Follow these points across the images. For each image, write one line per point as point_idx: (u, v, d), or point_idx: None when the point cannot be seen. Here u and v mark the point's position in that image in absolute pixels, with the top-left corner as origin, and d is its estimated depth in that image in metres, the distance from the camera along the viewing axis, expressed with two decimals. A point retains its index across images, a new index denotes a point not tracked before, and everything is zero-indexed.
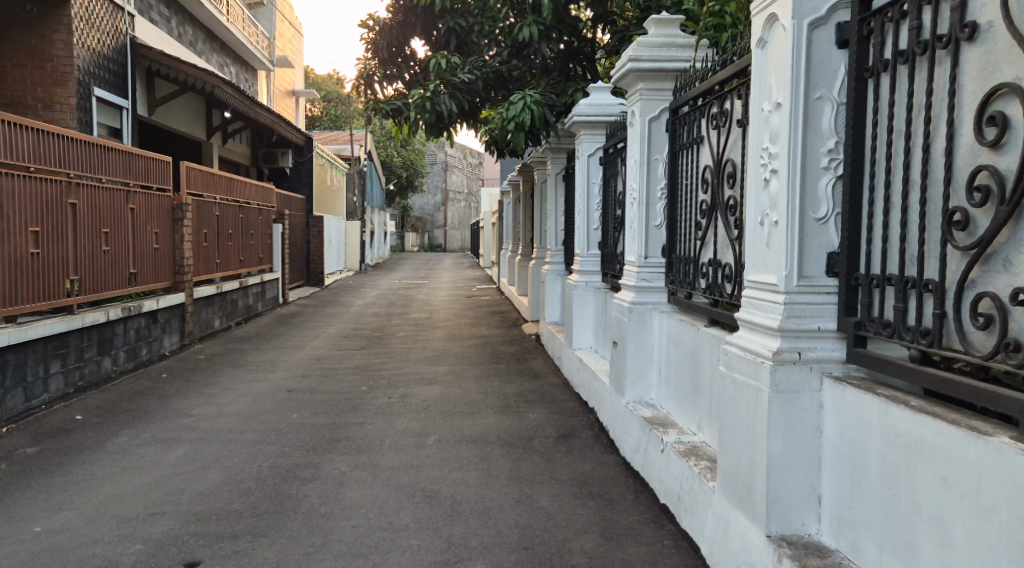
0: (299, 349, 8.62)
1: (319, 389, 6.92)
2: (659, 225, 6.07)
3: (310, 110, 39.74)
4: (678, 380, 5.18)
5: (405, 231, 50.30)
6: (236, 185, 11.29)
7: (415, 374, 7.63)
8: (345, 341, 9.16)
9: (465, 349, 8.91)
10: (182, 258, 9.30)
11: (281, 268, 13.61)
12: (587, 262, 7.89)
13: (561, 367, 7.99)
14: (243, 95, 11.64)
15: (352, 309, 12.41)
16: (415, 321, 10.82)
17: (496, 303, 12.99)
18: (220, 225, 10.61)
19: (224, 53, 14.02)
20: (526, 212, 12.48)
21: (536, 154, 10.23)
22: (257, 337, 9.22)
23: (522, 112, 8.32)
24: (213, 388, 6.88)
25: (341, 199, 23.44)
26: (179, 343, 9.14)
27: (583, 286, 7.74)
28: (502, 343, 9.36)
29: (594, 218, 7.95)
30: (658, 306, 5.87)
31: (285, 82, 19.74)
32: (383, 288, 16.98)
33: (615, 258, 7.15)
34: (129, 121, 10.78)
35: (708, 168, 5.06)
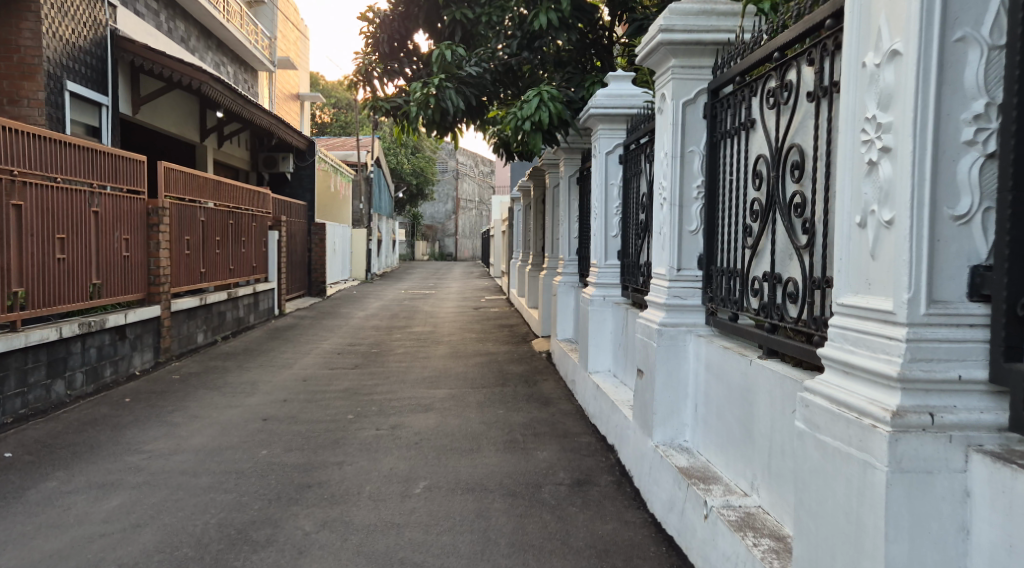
0: (286, 367, 7.92)
1: (300, 418, 6.20)
2: (694, 231, 5.32)
3: (320, 117, 39.25)
4: (719, 422, 4.49)
5: (415, 240, 49.79)
6: (225, 189, 10.69)
7: (410, 400, 6.90)
8: (338, 359, 8.45)
9: (467, 369, 8.17)
10: (157, 268, 8.68)
11: (278, 278, 12.98)
12: (605, 274, 7.16)
13: (575, 392, 7.25)
14: (237, 95, 11.01)
15: (352, 322, 11.72)
16: (417, 335, 10.10)
17: (505, 316, 12.26)
18: (205, 232, 10.00)
19: (220, 51, 13.38)
20: (536, 219, 11.73)
21: (549, 156, 9.54)
22: (243, 353, 8.53)
23: (540, 112, 7.61)
24: (178, 417, 6.17)
25: (347, 207, 22.84)
26: (153, 361, 8.49)
27: (601, 301, 7.02)
28: (510, 362, 8.62)
29: (613, 223, 7.21)
30: (693, 328, 5.16)
31: (288, 86, 19.17)
32: (387, 298, 16.30)
33: (637, 268, 6.45)
34: (110, 118, 10.16)
35: (762, 159, 4.46)
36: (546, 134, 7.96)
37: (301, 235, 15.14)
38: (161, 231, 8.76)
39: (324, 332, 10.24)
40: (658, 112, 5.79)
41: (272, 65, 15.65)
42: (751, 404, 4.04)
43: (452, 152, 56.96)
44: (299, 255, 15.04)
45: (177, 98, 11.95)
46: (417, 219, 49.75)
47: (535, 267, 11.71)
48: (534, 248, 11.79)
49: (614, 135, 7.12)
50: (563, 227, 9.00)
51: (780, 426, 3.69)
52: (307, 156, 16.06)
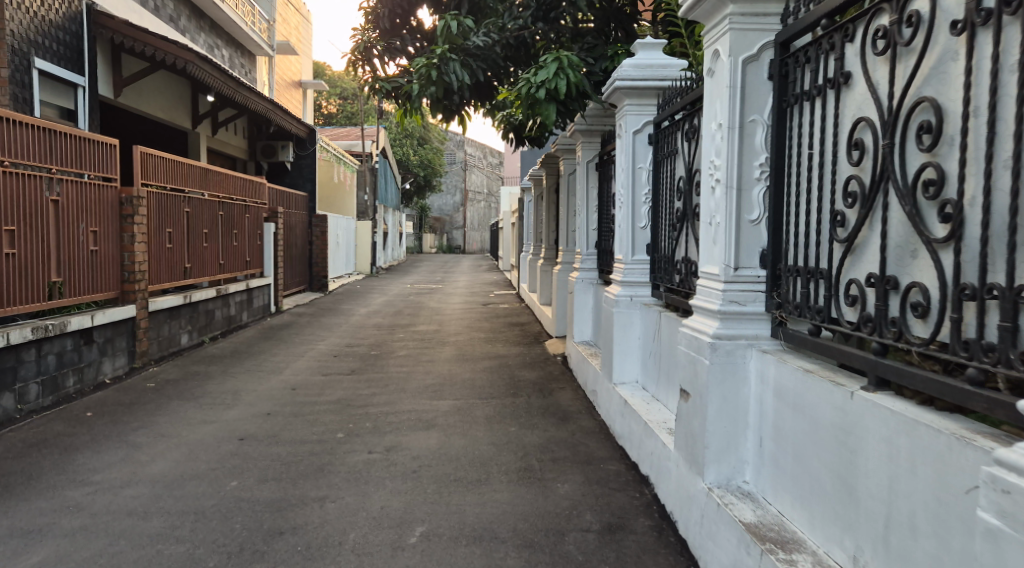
0: (276, 374, 7.25)
1: (281, 438, 5.53)
2: (754, 220, 4.61)
3: (327, 108, 38.58)
4: (798, 465, 3.81)
5: (422, 232, 49.16)
6: (212, 176, 10.07)
7: (408, 414, 6.21)
8: (334, 363, 7.77)
9: (475, 375, 7.48)
10: (132, 263, 8.06)
11: (275, 273, 12.38)
12: (632, 272, 6.46)
13: (597, 404, 6.59)
14: (228, 77, 10.37)
15: (352, 319, 11.06)
16: (421, 335, 9.41)
17: (515, 313, 11.58)
18: (189, 223, 9.42)
19: (215, 32, 12.60)
20: (550, 209, 11.00)
21: (565, 140, 8.81)
22: (230, 356, 7.87)
23: (558, 79, 6.87)
24: (140, 436, 5.52)
25: (351, 198, 22.16)
26: (127, 367, 7.88)
27: (629, 302, 6.33)
28: (521, 367, 7.92)
29: (642, 211, 6.55)
30: (755, 342, 4.44)
31: (288, 72, 18.45)
32: (392, 293, 15.66)
33: (670, 264, 5.79)
34: (87, 101, 9.37)
35: (863, 123, 3.72)
36: (562, 106, 7.23)
37: (302, 227, 14.50)
38: (136, 222, 8.13)
39: (322, 331, 9.58)
40: (708, 75, 4.97)
41: (270, 48, 14.91)
42: (853, 454, 3.35)
43: (460, 143, 56.24)
44: (300, 248, 14.41)
45: (165, 80, 11.25)
46: (425, 210, 49.10)
47: (548, 261, 11.00)
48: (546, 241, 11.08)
49: (642, 111, 6.47)
50: (581, 217, 8.28)
51: (908, 494, 2.99)
52: (308, 145, 15.33)
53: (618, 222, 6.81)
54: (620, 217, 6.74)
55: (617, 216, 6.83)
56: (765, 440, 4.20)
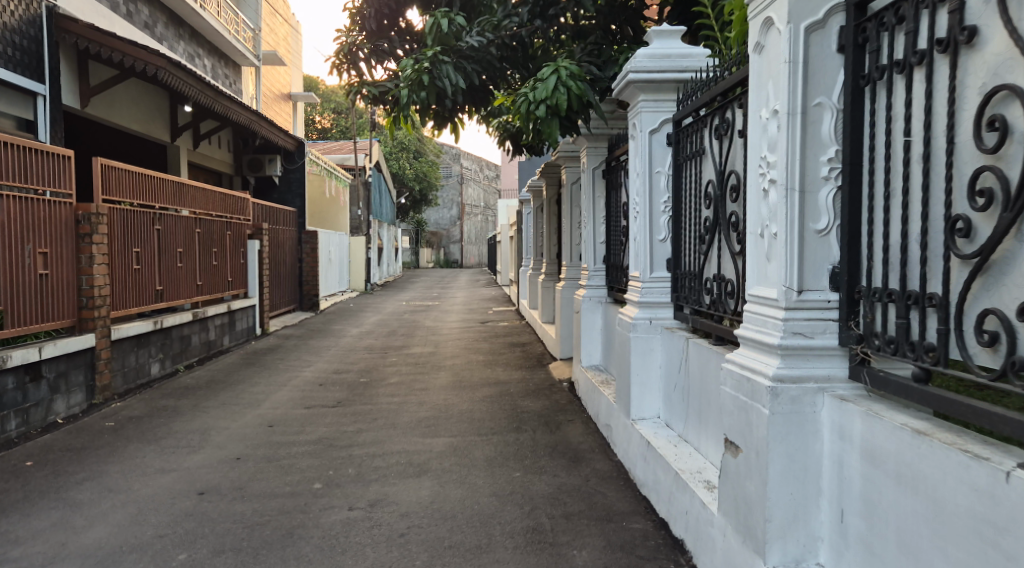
0: (251, 409, 6.60)
1: (249, 492, 4.90)
2: (822, 230, 3.95)
3: (320, 122, 38.02)
4: (908, 557, 3.13)
5: (419, 247, 48.57)
6: (187, 190, 9.53)
7: (397, 457, 5.57)
8: (319, 393, 7.14)
9: (473, 407, 6.85)
10: (90, 287, 7.43)
11: (260, 294, 11.80)
12: (650, 292, 5.95)
13: (611, 440, 6.04)
14: (204, 84, 9.80)
15: (343, 341, 10.42)
16: (414, 358, 8.78)
17: (515, 332, 10.95)
18: (160, 242, 8.87)
19: (195, 41, 12.00)
20: (551, 222, 10.39)
21: (568, 147, 8.21)
22: (205, 388, 7.24)
23: (559, 93, 6.31)
24: (85, 492, 4.89)
25: (345, 213, 21.58)
26: (86, 403, 7.26)
27: (650, 325, 5.82)
28: (523, 395, 7.29)
29: (661, 222, 6.01)
30: (827, 386, 3.83)
31: (277, 84, 17.89)
32: (387, 311, 15.05)
33: (699, 283, 5.28)
34: (49, 112, 8.46)
35: (997, 94, 2.95)
36: (564, 118, 6.67)
37: (291, 244, 13.93)
38: (94, 242, 7.51)
39: (309, 356, 8.94)
40: (755, 51, 4.33)
41: (256, 58, 14.35)
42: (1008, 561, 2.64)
43: (456, 156, 55.86)
44: (289, 267, 13.80)
45: (140, 91, 10.69)
46: (422, 225, 48.56)
47: (550, 276, 10.39)
48: (547, 254, 10.47)
49: (658, 107, 5.98)
50: (587, 230, 7.66)
51: None
52: (297, 158, 14.70)
53: (634, 234, 6.25)
54: (637, 227, 6.17)
55: (633, 226, 6.26)
56: (847, 515, 3.57)
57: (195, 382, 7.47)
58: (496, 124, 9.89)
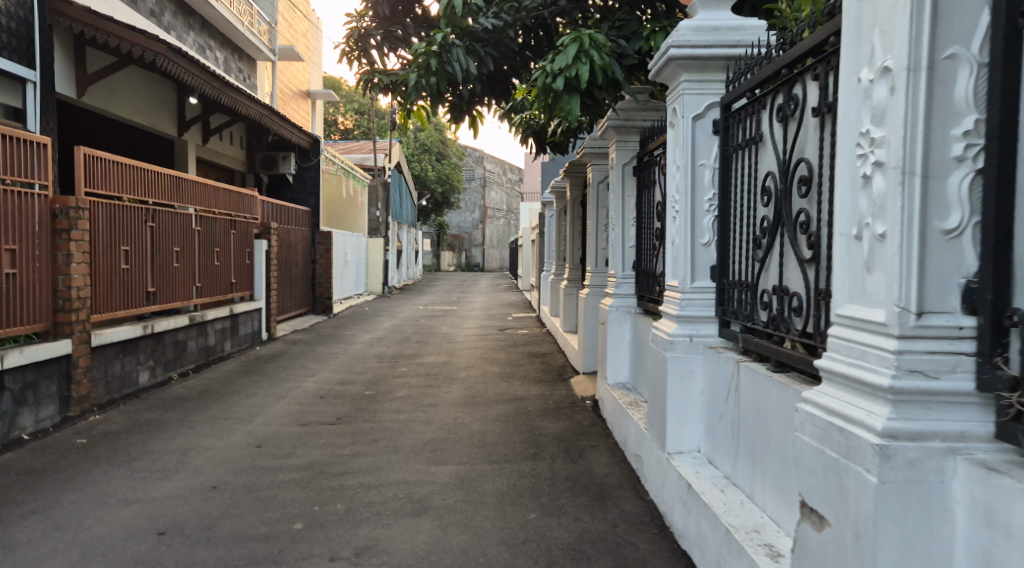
0: (240, 427, 6.07)
1: (217, 533, 4.31)
2: (951, 232, 3.04)
3: (343, 123, 37.69)
4: None
5: (440, 250, 48.17)
6: (186, 184, 9.12)
7: (395, 490, 4.99)
8: (318, 408, 6.60)
9: (486, 427, 6.26)
10: (68, 289, 6.94)
11: (267, 296, 11.38)
12: (690, 304, 5.34)
13: (642, 475, 5.43)
14: (207, 73, 9.39)
15: (352, 348, 9.90)
16: (426, 368, 8.22)
17: (535, 341, 10.37)
18: (153, 241, 8.45)
19: (207, 32, 11.56)
20: (575, 224, 9.80)
21: (595, 140, 7.56)
22: (194, 400, 6.72)
23: (579, 64, 5.69)
24: (32, 526, 4.34)
25: (363, 213, 21.17)
26: (60, 416, 6.75)
27: (691, 343, 5.21)
28: (541, 415, 6.69)
29: (706, 224, 5.44)
30: (954, 447, 3.04)
31: (295, 81, 17.49)
32: (402, 316, 14.53)
33: (752, 296, 4.72)
34: (39, 100, 7.76)
35: None
36: (586, 96, 6.04)
37: (304, 244, 13.47)
38: (73, 239, 7.01)
39: (315, 365, 8.41)
40: None
41: (271, 52, 13.92)
42: None
43: (479, 160, 55.51)
44: (301, 268, 13.35)
45: (143, 81, 10.27)
46: (444, 228, 48.20)
47: (573, 282, 9.80)
48: (570, 259, 9.87)
49: (702, 90, 5.47)
50: (615, 231, 7.05)
51: None
52: (311, 155, 14.24)
53: (672, 236, 5.70)
54: (676, 228, 5.62)
55: (671, 228, 5.71)
56: None
57: (185, 392, 6.96)
58: (518, 120, 9.32)
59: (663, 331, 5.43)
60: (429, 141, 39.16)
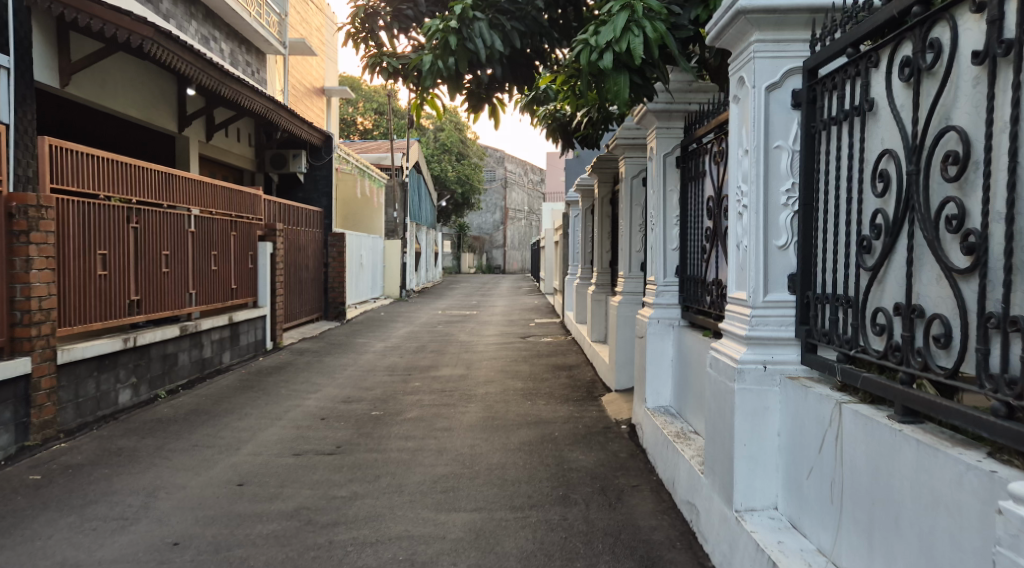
0: (224, 461, 5.37)
1: None
2: None
3: (362, 123, 37.04)
4: None
5: (461, 252, 47.55)
6: (173, 179, 8.50)
7: (394, 549, 4.21)
8: (317, 434, 5.89)
9: (506, 460, 5.51)
10: (27, 300, 6.25)
11: (273, 303, 10.77)
12: (763, 324, 4.55)
13: (701, 533, 4.63)
14: (200, 60, 8.72)
15: (363, 359, 9.18)
16: (442, 384, 7.49)
17: (560, 351, 9.61)
18: (138, 243, 7.82)
19: (210, 22, 10.90)
20: (604, 224, 9.01)
21: (629, 127, 6.83)
22: (178, 424, 6.05)
23: (630, 36, 4.93)
24: None
25: (381, 214, 20.54)
26: (19, 443, 6.08)
27: (765, 372, 4.41)
28: (569, 444, 5.91)
29: (791, 223, 4.59)
30: None
31: (308, 77, 16.87)
32: (419, 322, 13.83)
33: (859, 315, 3.89)
34: (13, 89, 7.00)
35: None
36: (636, 74, 5.31)
37: (315, 246, 12.88)
38: (33, 242, 6.30)
39: (321, 379, 7.71)
40: None
41: (281, 45, 13.27)
42: None
43: (500, 160, 54.87)
44: (312, 272, 12.74)
45: (138, 72, 9.68)
46: (465, 229, 47.57)
47: (601, 287, 9.03)
48: (597, 262, 9.10)
49: (780, 52, 4.61)
50: (655, 231, 6.26)
51: None
52: (323, 154, 13.65)
53: (739, 236, 4.83)
54: (745, 223, 4.72)
55: (737, 225, 4.85)
56: None
57: (169, 414, 6.29)
58: (542, 112, 8.55)
59: (729, 353, 4.63)
60: (448, 141, 38.49)
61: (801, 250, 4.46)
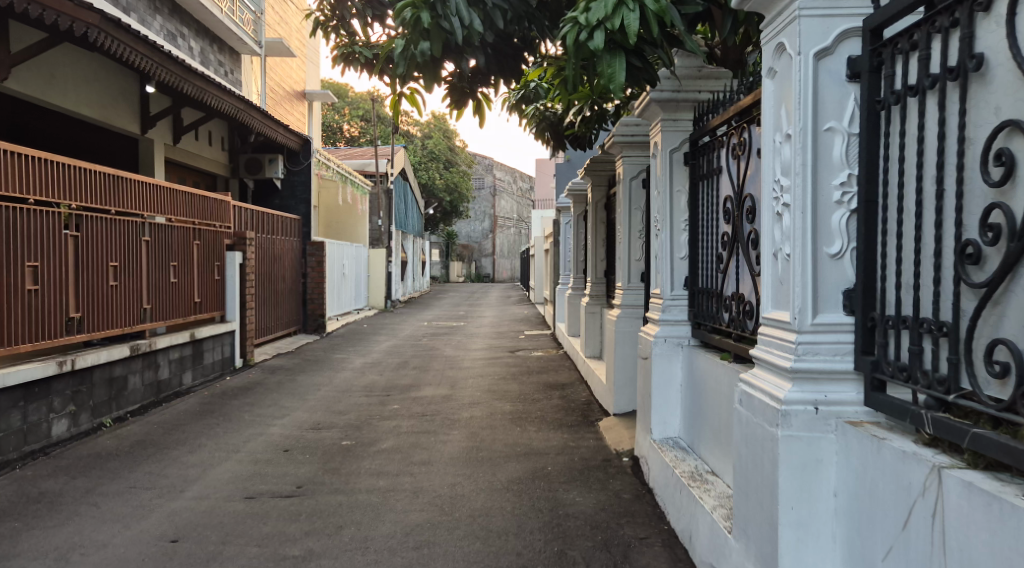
0: (165, 508, 4.69)
1: None
2: None
3: (348, 130, 36.29)
4: None
5: (450, 260, 46.96)
6: (129, 184, 7.87)
7: None
8: (276, 472, 5.22)
9: (490, 504, 4.85)
10: None
11: (242, 316, 10.13)
12: (812, 354, 3.85)
13: None
14: (162, 54, 7.98)
15: (338, 378, 8.51)
16: (422, 407, 6.84)
17: (551, 367, 8.96)
18: (79, 253, 7.12)
19: (177, 18, 10.25)
20: (598, 231, 8.40)
21: (626, 125, 6.26)
22: (116, 461, 5.37)
23: (624, 11, 4.33)
24: None
25: (365, 222, 19.90)
26: None
27: (816, 415, 3.75)
28: (562, 482, 5.25)
29: (847, 226, 3.86)
30: None
31: (288, 79, 16.24)
32: (404, 335, 13.19)
33: (965, 345, 3.10)
34: None
35: None
36: (635, 56, 4.71)
37: (292, 255, 12.25)
38: None
39: (290, 402, 7.03)
40: None
41: (257, 44, 12.64)
42: None
43: (489, 167, 54.46)
44: (289, 283, 12.08)
45: (89, 68, 9.00)
46: (453, 237, 46.99)
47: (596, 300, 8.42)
48: (591, 271, 8.47)
49: (832, 11, 3.83)
50: (660, 239, 5.66)
51: None
52: (301, 158, 13.02)
53: (778, 241, 4.10)
54: (789, 222, 3.98)
55: (776, 226, 4.12)
56: None
57: (110, 448, 5.60)
58: (531, 111, 7.95)
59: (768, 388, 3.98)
60: (436, 148, 37.86)
61: (866, 259, 3.73)
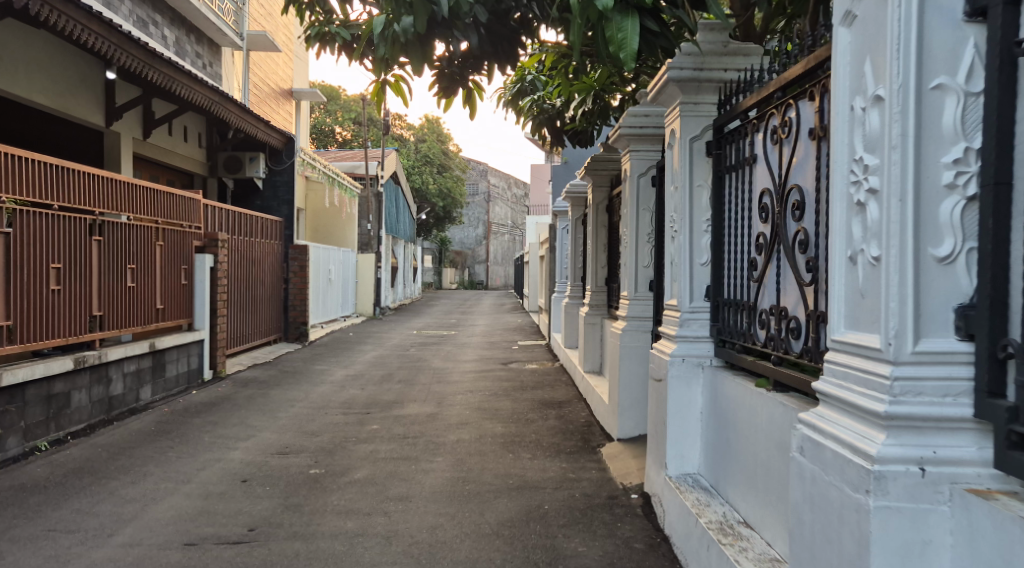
0: (89, 557, 3.96)
1: None
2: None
3: (341, 134, 35.64)
4: None
5: (443, 266, 46.36)
6: (79, 176, 7.16)
7: None
8: (228, 512, 4.51)
9: (476, 554, 4.15)
10: None
11: (213, 323, 9.50)
12: (910, 395, 3.01)
13: None
14: (120, 34, 7.22)
15: (315, 393, 7.82)
16: (403, 428, 6.16)
17: (547, 382, 8.30)
18: (22, 253, 6.40)
19: (148, 4, 9.60)
20: (599, 235, 7.77)
21: (634, 118, 5.70)
22: (43, 496, 4.66)
23: None
24: None
25: (354, 226, 19.27)
26: None
27: (923, 480, 2.97)
28: (561, 527, 4.55)
29: (963, 219, 2.97)
30: None
31: (274, 76, 15.64)
32: (391, 345, 12.51)
33: None
34: None
35: None
36: (649, 18, 4.11)
37: (274, 259, 11.62)
38: None
39: (257, 422, 6.34)
40: None
41: (238, 37, 12.03)
42: None
43: (483, 173, 54.03)
44: (269, 289, 11.42)
45: (41, 49, 8.34)
46: (446, 243, 46.40)
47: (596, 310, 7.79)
48: (591, 278, 7.83)
49: None
50: (676, 241, 5.12)
51: None
52: (284, 157, 12.37)
53: (858, 239, 3.27)
54: (875, 209, 3.16)
55: (855, 217, 3.31)
56: None
57: (40, 479, 4.88)
58: (528, 104, 7.37)
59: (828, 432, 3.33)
60: (430, 153, 37.28)
61: (992, 261, 2.84)
